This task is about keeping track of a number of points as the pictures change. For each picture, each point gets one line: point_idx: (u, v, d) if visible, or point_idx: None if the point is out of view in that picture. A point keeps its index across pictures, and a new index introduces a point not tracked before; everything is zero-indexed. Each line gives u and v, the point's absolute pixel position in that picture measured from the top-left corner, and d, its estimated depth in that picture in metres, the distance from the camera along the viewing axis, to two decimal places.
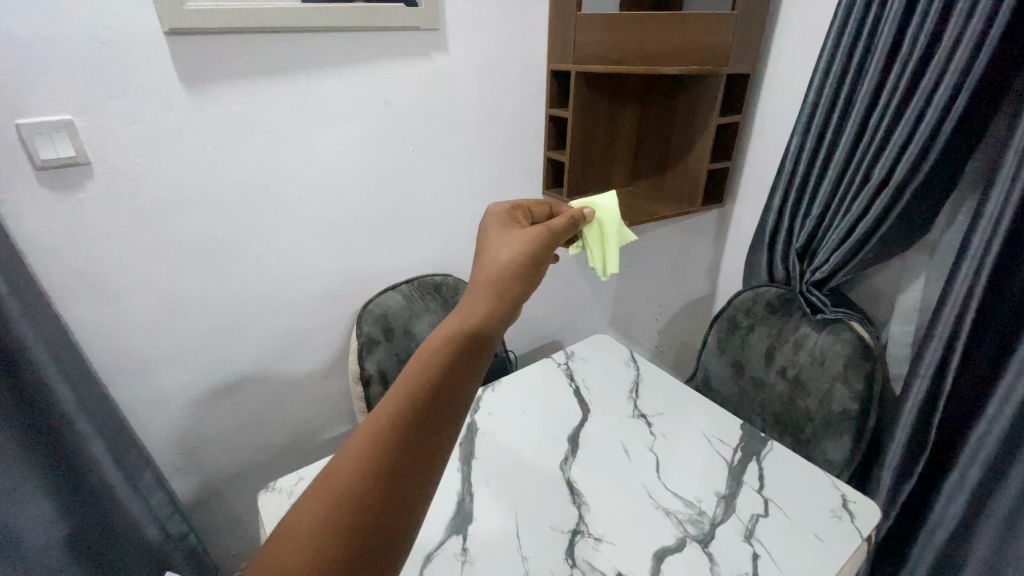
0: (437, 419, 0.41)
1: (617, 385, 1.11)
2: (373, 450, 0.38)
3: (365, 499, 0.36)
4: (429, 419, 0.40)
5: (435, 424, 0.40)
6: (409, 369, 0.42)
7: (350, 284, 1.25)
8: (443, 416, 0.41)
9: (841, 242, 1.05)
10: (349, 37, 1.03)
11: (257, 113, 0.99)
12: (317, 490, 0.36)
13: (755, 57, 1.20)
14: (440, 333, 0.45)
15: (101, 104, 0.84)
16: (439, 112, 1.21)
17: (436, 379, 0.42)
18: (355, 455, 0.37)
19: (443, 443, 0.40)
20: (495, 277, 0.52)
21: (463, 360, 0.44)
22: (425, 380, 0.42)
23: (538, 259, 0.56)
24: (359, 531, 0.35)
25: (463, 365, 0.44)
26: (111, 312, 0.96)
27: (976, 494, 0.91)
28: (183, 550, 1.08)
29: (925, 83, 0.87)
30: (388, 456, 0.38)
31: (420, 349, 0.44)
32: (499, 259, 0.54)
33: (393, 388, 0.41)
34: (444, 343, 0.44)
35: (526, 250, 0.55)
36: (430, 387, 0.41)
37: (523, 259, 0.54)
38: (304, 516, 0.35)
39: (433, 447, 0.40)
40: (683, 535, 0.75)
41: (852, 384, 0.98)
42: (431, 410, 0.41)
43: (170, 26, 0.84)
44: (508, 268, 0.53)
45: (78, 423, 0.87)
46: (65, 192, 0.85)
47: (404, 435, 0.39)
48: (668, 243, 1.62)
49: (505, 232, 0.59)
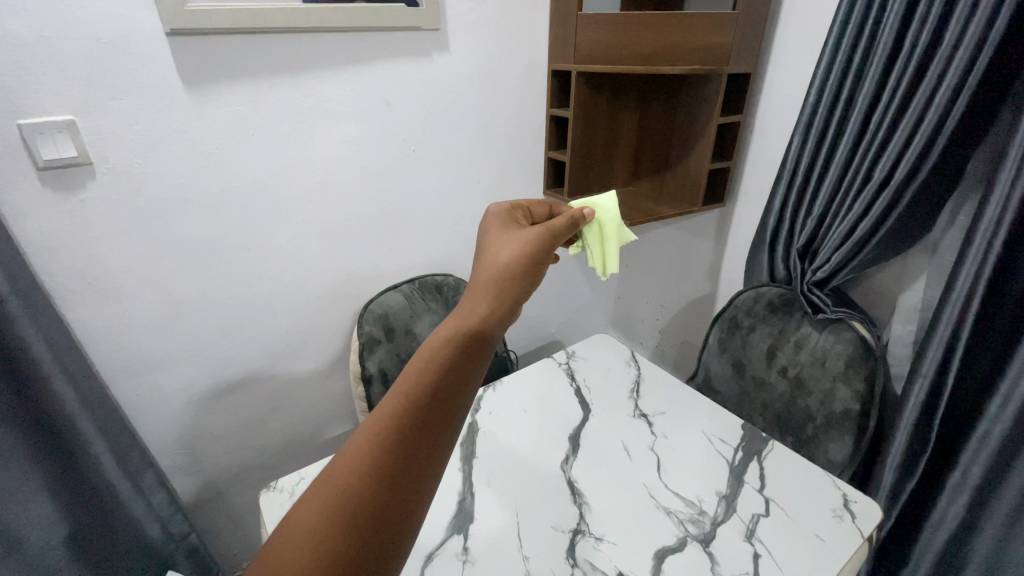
0: (437, 419, 0.41)
1: (617, 385, 1.11)
2: (372, 449, 0.38)
3: (364, 499, 0.36)
4: (428, 418, 0.40)
5: (435, 423, 0.40)
6: (409, 369, 0.42)
7: (351, 284, 1.25)
8: (443, 415, 0.41)
9: (842, 242, 1.05)
10: (350, 37, 1.03)
11: (257, 113, 0.99)
12: (317, 490, 0.36)
13: (756, 57, 1.20)
14: (440, 333, 0.45)
15: (103, 105, 0.84)
16: (440, 112, 1.21)
17: (436, 379, 0.42)
18: (354, 455, 0.38)
19: (443, 443, 0.41)
20: (495, 277, 0.52)
21: (463, 359, 0.44)
22: (424, 380, 0.42)
23: (538, 259, 0.56)
24: (358, 531, 0.35)
25: (463, 365, 0.44)
26: (112, 312, 0.96)
27: (978, 494, 0.91)
28: (184, 549, 1.09)
29: (925, 84, 0.87)
30: (387, 456, 0.38)
31: (420, 349, 0.44)
32: (500, 259, 0.54)
33: (393, 388, 0.41)
34: (444, 343, 0.44)
35: (526, 250, 0.55)
36: (429, 387, 0.41)
37: (523, 259, 0.54)
38: (304, 515, 0.35)
39: (433, 447, 0.40)
40: (683, 535, 0.75)
41: (853, 384, 0.98)
42: (431, 409, 0.41)
43: (171, 27, 0.84)
44: (508, 268, 0.53)
45: (80, 423, 0.87)
46: (66, 192, 0.85)
47: (403, 434, 0.39)
48: (668, 243, 1.62)
49: (505, 232, 0.60)
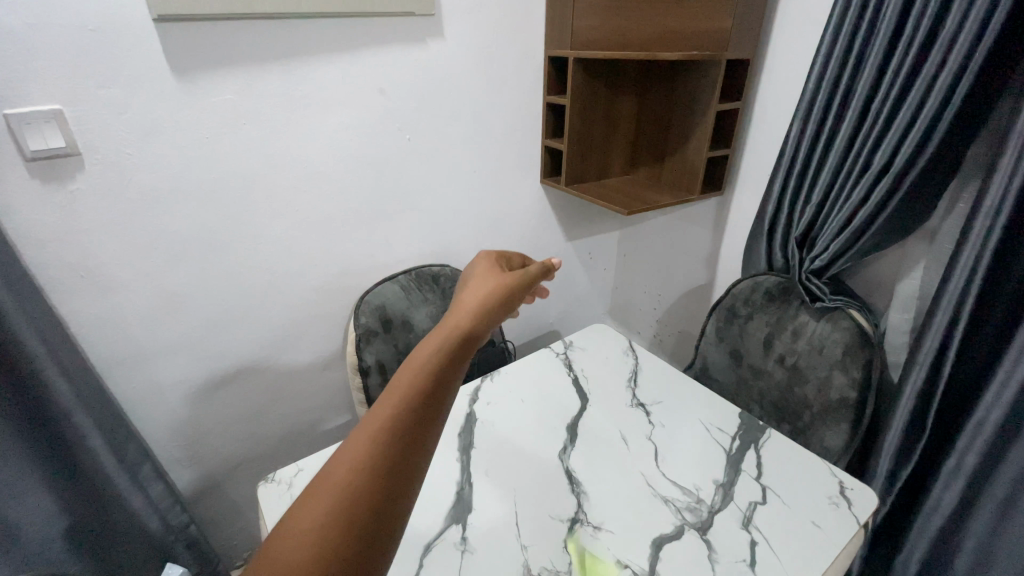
0: (431, 419, 0.40)
1: (615, 374, 1.11)
2: (378, 442, 0.37)
3: (360, 503, 0.35)
4: (425, 417, 0.40)
5: (429, 424, 0.40)
6: (407, 368, 0.42)
7: (347, 275, 1.24)
8: (436, 417, 0.41)
9: (841, 230, 1.05)
10: (343, 23, 1.01)
11: (249, 102, 0.97)
12: (307, 502, 0.34)
13: (755, 43, 1.18)
14: (435, 337, 0.45)
15: (92, 95, 0.82)
16: (435, 100, 1.19)
17: (431, 379, 0.42)
18: (358, 448, 0.37)
19: (435, 445, 0.40)
20: (483, 295, 0.53)
21: (455, 364, 0.45)
22: (421, 379, 0.41)
23: (518, 289, 0.58)
24: (353, 542, 0.33)
25: (455, 368, 0.44)
26: (106, 305, 0.95)
27: (973, 480, 0.91)
28: (184, 541, 1.08)
29: (926, 71, 0.86)
30: (388, 451, 0.37)
31: (416, 350, 0.44)
32: (485, 286, 0.55)
33: (391, 386, 0.41)
34: (439, 348, 0.44)
35: (508, 280, 0.57)
36: (426, 386, 0.41)
37: (506, 287, 0.56)
38: (295, 535, 0.33)
39: (427, 448, 0.39)
40: (681, 523, 0.76)
41: (850, 371, 0.98)
42: (427, 409, 0.40)
43: (159, 14, 0.82)
44: (495, 292, 0.54)
45: (76, 417, 0.86)
46: (56, 183, 0.84)
47: (402, 432, 0.38)
48: (666, 232, 1.62)
49: (489, 267, 0.61)
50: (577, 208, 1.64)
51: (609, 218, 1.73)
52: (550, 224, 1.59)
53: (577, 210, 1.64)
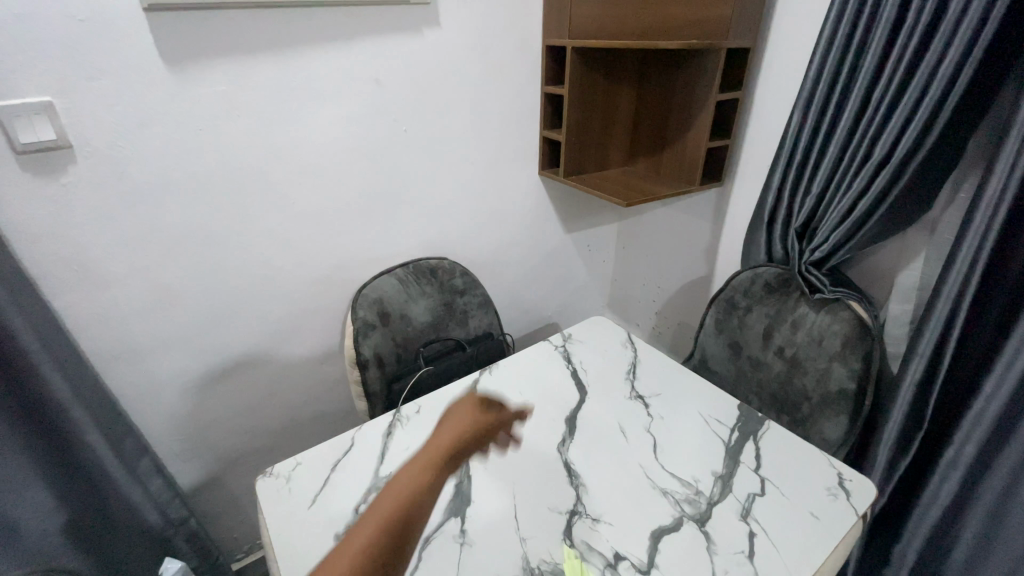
0: (409, 531, 0.56)
1: (614, 367, 1.11)
2: (380, 533, 0.55)
3: None
4: (405, 530, 0.56)
5: (407, 532, 0.56)
6: (403, 479, 0.61)
7: (343, 268, 1.23)
8: (412, 529, 0.56)
9: (841, 221, 1.04)
10: (337, 12, 0.99)
11: (241, 93, 0.95)
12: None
13: (756, 31, 1.16)
14: (425, 460, 0.64)
15: (82, 86, 0.81)
16: (431, 91, 1.18)
17: (422, 485, 0.60)
18: (361, 538, 0.54)
19: (401, 560, 0.54)
20: (452, 441, 0.67)
21: (436, 480, 0.61)
22: (416, 486, 0.60)
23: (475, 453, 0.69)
24: None
25: (435, 484, 0.61)
26: (100, 300, 0.94)
27: (972, 471, 0.92)
28: (183, 534, 1.07)
29: (928, 60, 0.85)
30: (376, 553, 0.53)
31: (410, 465, 0.63)
32: (465, 413, 0.73)
33: (393, 487, 0.60)
34: (429, 473, 0.62)
35: (474, 431, 0.70)
36: (413, 500, 0.58)
37: (471, 439, 0.69)
38: None
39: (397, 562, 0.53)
40: (680, 515, 0.76)
41: (849, 363, 0.98)
42: (408, 525, 0.56)
43: (148, 3, 0.81)
44: (464, 445, 0.68)
45: (73, 412, 0.85)
46: (47, 176, 0.83)
47: (389, 536, 0.55)
48: (666, 223, 1.61)
49: (470, 406, 0.74)
50: (575, 200, 1.62)
51: (607, 209, 1.72)
52: (548, 216, 1.58)
53: (575, 201, 1.62)
